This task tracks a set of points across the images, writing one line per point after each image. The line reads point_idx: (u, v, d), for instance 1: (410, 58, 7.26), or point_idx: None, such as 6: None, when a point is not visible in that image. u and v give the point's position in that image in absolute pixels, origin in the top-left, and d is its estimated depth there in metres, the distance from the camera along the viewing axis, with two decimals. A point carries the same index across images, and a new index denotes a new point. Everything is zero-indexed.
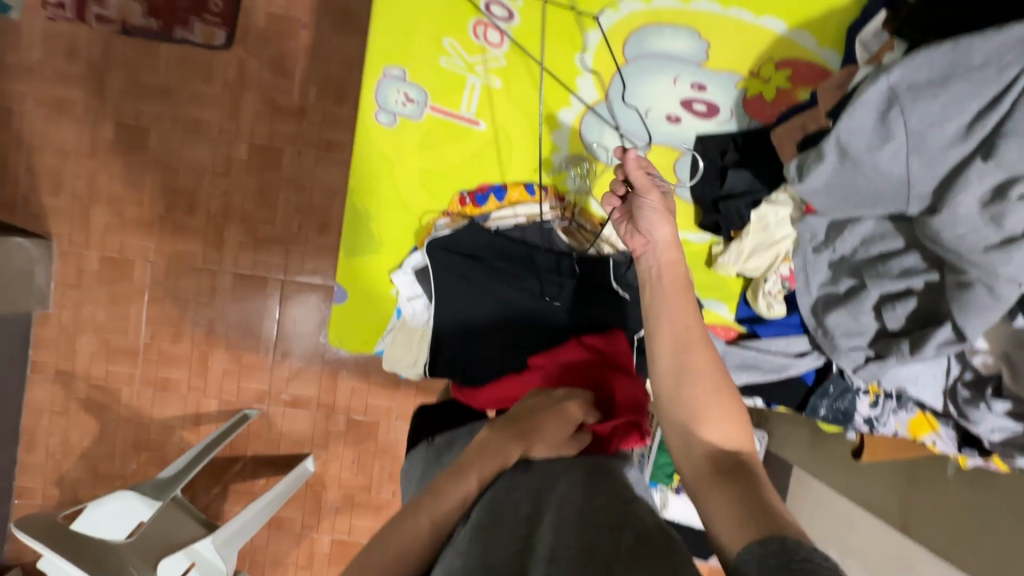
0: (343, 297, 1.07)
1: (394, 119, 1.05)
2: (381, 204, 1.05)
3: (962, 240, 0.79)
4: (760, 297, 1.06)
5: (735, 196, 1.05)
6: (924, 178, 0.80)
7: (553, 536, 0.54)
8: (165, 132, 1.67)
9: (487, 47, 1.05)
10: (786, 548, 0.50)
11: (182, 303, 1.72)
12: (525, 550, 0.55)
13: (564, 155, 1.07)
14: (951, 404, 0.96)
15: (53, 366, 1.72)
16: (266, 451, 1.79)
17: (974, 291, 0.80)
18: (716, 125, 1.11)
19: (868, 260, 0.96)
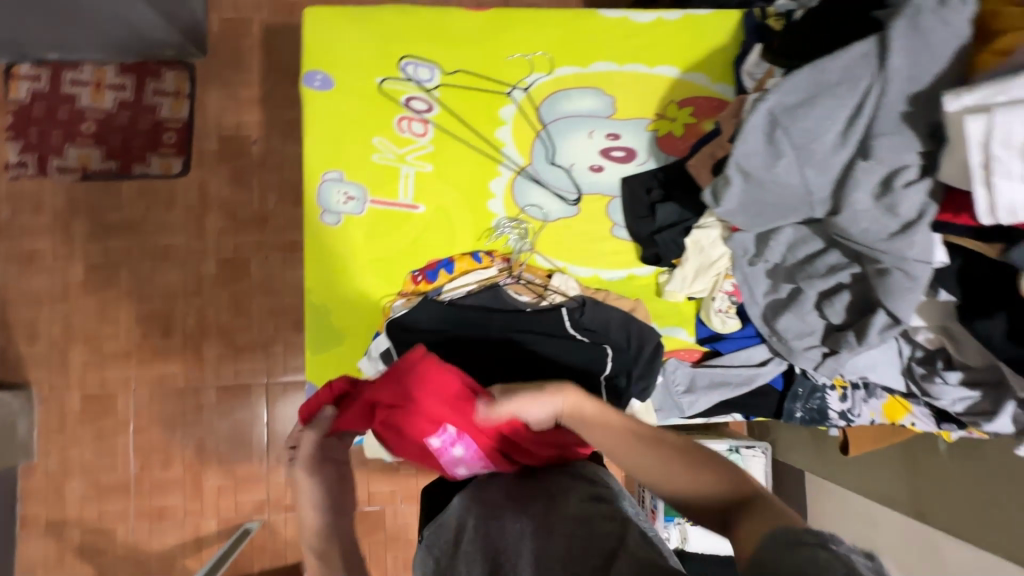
0: (314, 394, 1.10)
1: (339, 218, 1.12)
2: (339, 298, 1.11)
3: (867, 232, 0.85)
4: (713, 315, 1.12)
5: (669, 227, 1.13)
6: (820, 183, 0.88)
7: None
8: (135, 263, 1.73)
9: (413, 138, 1.14)
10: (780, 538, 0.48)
11: (170, 426, 1.71)
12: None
13: (502, 220, 1.14)
14: (912, 383, 0.99)
15: (44, 517, 1.67)
16: (274, 564, 1.72)
17: (893, 276, 0.86)
18: (636, 166, 1.19)
19: (797, 263, 1.00)
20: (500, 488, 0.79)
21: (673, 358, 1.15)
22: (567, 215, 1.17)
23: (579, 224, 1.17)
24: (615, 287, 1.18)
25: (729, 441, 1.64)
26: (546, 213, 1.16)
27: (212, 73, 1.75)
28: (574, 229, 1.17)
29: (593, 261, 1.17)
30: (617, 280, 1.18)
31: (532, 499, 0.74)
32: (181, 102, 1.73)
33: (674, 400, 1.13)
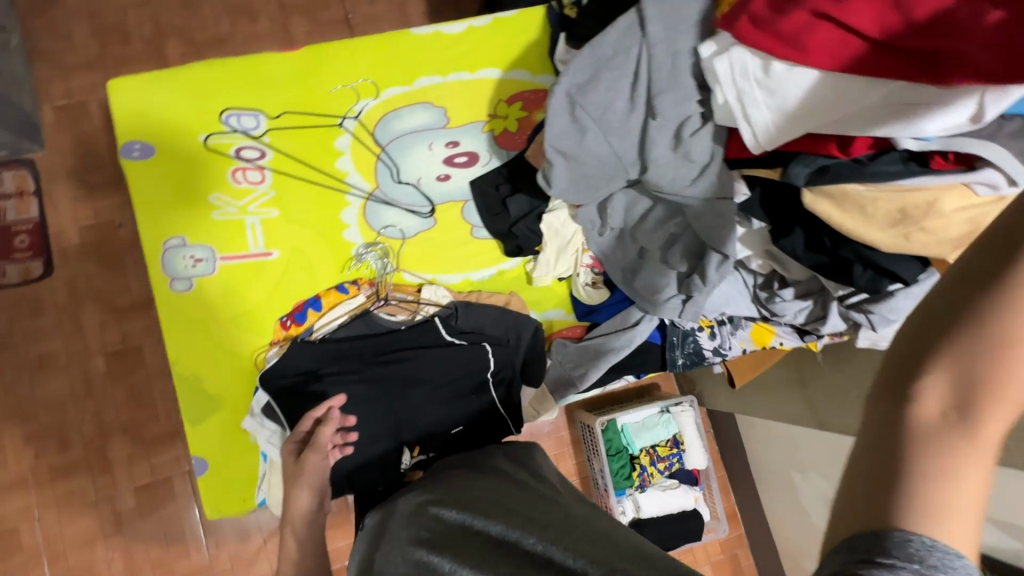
0: (205, 467, 1.05)
1: (191, 282, 1.08)
2: (210, 363, 1.07)
3: (674, 183, 0.94)
4: (582, 289, 1.19)
5: (523, 218, 1.16)
6: (626, 148, 0.96)
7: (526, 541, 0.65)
8: (9, 381, 1.50)
9: (251, 187, 1.13)
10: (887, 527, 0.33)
11: (88, 547, 1.51)
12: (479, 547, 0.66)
13: (360, 247, 1.15)
14: (761, 307, 1.08)
15: None
16: None
17: (706, 216, 0.96)
18: (481, 167, 1.23)
19: (635, 224, 1.08)
20: (435, 481, 0.82)
21: (558, 339, 1.19)
22: (424, 227, 1.19)
23: (439, 232, 1.19)
24: (487, 286, 1.21)
25: (660, 403, 1.71)
26: (403, 231, 1.18)
27: (61, 167, 1.54)
28: (435, 239, 1.19)
29: (458, 266, 1.19)
30: (488, 278, 1.21)
31: (480, 485, 0.78)
32: (27, 200, 1.52)
33: (566, 377, 1.17)
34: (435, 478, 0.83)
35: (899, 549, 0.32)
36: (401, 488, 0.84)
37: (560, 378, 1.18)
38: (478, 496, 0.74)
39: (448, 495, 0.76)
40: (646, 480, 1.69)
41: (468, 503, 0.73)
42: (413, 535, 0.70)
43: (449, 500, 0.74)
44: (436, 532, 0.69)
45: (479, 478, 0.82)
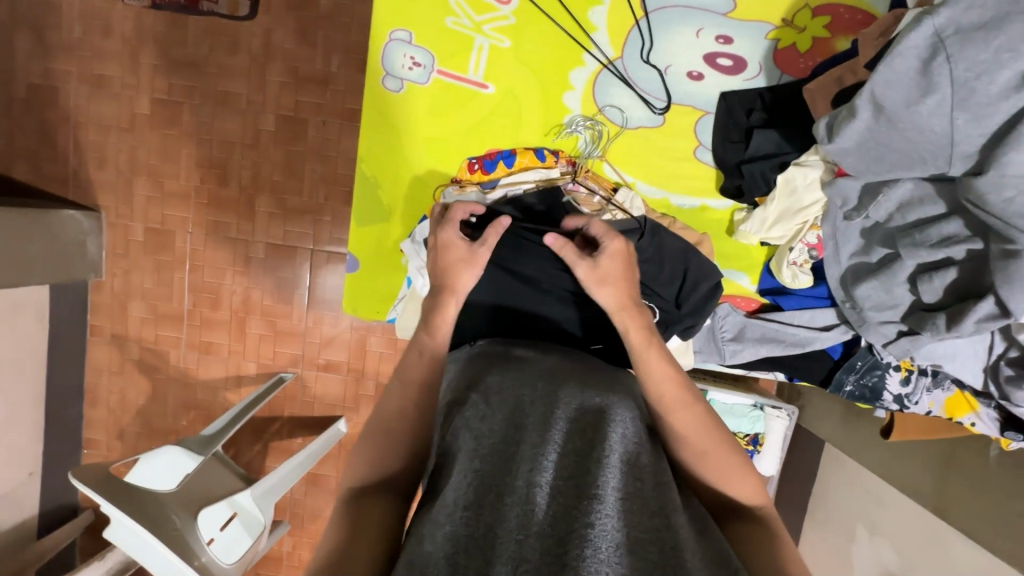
0: (355, 267, 1.09)
1: (402, 85, 1.03)
2: (390, 174, 1.05)
3: (1009, 203, 0.71)
4: (785, 268, 1.01)
5: (761, 158, 0.98)
6: (970, 134, 0.72)
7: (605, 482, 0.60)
8: (197, 106, 1.71)
9: (494, 5, 1.00)
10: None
11: (220, 271, 1.80)
12: (565, 461, 0.63)
13: (576, 117, 1.03)
14: (992, 383, 0.88)
15: (109, 329, 1.84)
16: (303, 413, 1.88)
17: (1020, 261, 0.73)
18: (742, 81, 1.02)
19: (904, 226, 0.87)
20: (558, 362, 0.80)
21: (728, 303, 1.08)
22: (649, 124, 1.04)
23: (661, 137, 1.04)
24: (683, 216, 1.07)
25: (756, 397, 1.59)
26: (626, 118, 1.03)
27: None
28: (653, 142, 1.04)
29: (664, 180, 1.06)
30: (688, 209, 1.07)
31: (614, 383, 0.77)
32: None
33: (717, 344, 1.07)
34: (566, 365, 0.80)
35: None
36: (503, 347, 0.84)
37: (710, 343, 1.08)
38: (609, 391, 0.73)
39: (584, 381, 0.76)
40: None
41: (596, 395, 0.72)
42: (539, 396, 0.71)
43: (569, 387, 0.73)
44: (562, 407, 0.69)
45: (609, 374, 0.80)
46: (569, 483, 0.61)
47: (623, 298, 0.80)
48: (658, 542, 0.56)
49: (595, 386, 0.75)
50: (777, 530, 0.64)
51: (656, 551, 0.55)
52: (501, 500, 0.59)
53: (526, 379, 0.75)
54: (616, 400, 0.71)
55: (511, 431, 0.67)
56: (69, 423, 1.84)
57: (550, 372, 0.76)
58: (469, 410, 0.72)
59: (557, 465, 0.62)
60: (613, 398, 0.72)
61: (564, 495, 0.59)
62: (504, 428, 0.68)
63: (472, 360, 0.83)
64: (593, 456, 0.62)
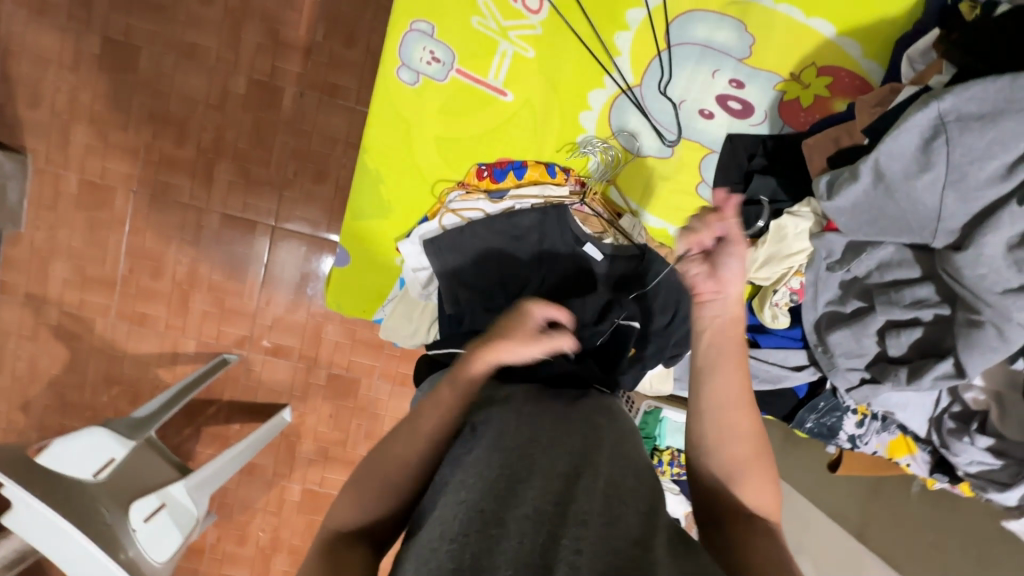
0: (345, 261, 1.05)
1: (417, 78, 0.98)
2: (393, 168, 1.01)
3: (981, 280, 0.79)
4: (767, 308, 1.06)
5: (757, 202, 1.04)
6: (955, 212, 0.80)
7: (588, 505, 0.55)
8: (158, 53, 1.55)
9: (524, 13, 0.97)
10: None
11: (166, 237, 1.64)
12: (552, 488, 0.57)
13: (590, 138, 1.04)
14: (935, 433, 0.99)
15: (23, 288, 1.63)
16: (243, 398, 1.75)
17: (983, 331, 0.81)
18: (749, 126, 1.07)
19: (881, 284, 0.94)
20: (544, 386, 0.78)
21: None
22: (658, 155, 1.06)
23: (667, 168, 1.07)
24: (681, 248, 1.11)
25: None
26: (638, 145, 1.05)
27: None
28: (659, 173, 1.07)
29: (664, 212, 1.09)
30: None
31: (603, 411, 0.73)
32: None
33: None
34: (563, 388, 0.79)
35: None
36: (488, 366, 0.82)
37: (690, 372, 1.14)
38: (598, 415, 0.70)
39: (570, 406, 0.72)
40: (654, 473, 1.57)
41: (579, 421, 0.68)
42: (522, 419, 0.67)
43: (545, 411, 0.69)
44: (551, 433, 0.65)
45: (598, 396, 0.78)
46: (555, 508, 0.55)
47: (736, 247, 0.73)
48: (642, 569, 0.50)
49: (577, 411, 0.71)
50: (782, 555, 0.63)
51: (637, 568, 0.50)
52: (488, 530, 0.53)
53: (502, 406, 0.70)
54: (600, 424, 0.68)
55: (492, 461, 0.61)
56: None
57: (537, 398, 0.73)
58: (442, 430, 0.69)
59: (543, 494, 0.56)
60: (597, 421, 0.68)
61: (550, 519, 0.54)
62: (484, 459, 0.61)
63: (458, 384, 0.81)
64: (581, 482, 0.58)
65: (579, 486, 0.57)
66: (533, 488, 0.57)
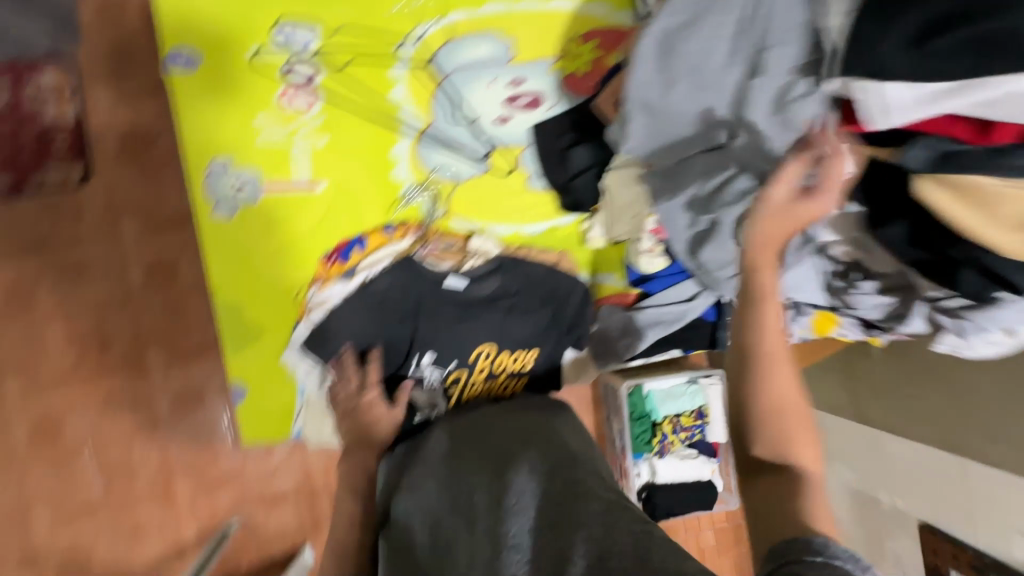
0: (243, 394, 1.09)
1: (234, 209, 1.04)
2: (251, 295, 1.06)
3: (766, 153, 0.83)
4: (640, 256, 1.13)
5: (585, 172, 1.08)
6: (715, 108, 0.85)
7: (516, 532, 0.64)
8: (53, 282, 1.46)
9: (299, 112, 1.05)
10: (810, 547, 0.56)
11: (125, 443, 1.52)
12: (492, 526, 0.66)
13: (410, 188, 1.10)
14: (833, 296, 1.00)
15: (14, 551, 1.48)
16: (262, 558, 1.62)
17: None
18: (545, 111, 1.12)
19: (710, 192, 0.97)
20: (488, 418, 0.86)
21: (606, 304, 1.17)
22: (477, 173, 1.12)
23: (493, 179, 1.13)
24: (539, 241, 1.16)
25: (687, 373, 1.71)
26: (455, 174, 1.11)
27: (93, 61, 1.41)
28: (486, 187, 1.13)
29: (510, 217, 1.14)
30: (540, 234, 1.16)
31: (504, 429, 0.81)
32: (67, 98, 1.39)
33: (609, 344, 1.16)
34: (511, 411, 0.87)
35: (813, 552, 0.55)
36: (435, 423, 0.91)
37: (605, 346, 1.17)
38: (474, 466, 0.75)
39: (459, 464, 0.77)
40: (666, 447, 1.71)
41: (485, 480, 0.72)
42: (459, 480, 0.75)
43: (471, 450, 0.78)
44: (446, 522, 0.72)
45: (529, 420, 0.83)
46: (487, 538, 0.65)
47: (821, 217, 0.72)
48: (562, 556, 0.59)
49: (497, 440, 0.79)
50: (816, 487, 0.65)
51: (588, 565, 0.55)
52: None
53: (424, 472, 0.80)
54: (532, 443, 0.76)
55: (451, 516, 0.72)
56: None
57: (452, 445, 0.81)
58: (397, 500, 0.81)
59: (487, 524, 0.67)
60: (531, 442, 0.76)
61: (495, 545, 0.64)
62: (449, 523, 0.72)
63: (415, 443, 0.89)
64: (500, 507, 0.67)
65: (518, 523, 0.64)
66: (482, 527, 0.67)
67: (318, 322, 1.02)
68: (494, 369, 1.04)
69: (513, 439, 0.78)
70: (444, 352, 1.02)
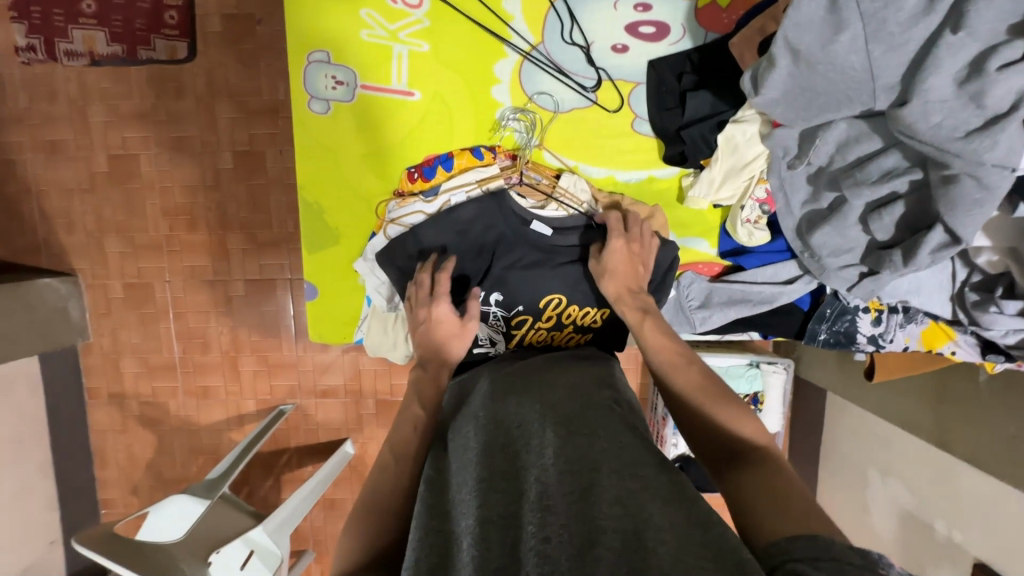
0: (315, 293, 1.12)
1: (328, 106, 1.02)
2: (333, 197, 1.06)
3: (938, 130, 0.69)
4: (740, 227, 1.01)
5: (698, 121, 0.96)
6: (888, 66, 0.71)
7: (544, 488, 0.55)
8: (153, 155, 1.54)
9: (406, 10, 0.98)
10: (819, 543, 0.46)
11: (203, 315, 1.64)
12: (515, 477, 0.59)
13: (507, 111, 1.03)
14: (960, 311, 0.88)
15: (106, 389, 1.68)
16: (309, 441, 1.76)
17: (960, 185, 0.71)
18: (668, 46, 1.00)
19: (845, 167, 0.85)
20: (540, 373, 0.77)
21: (690, 271, 1.08)
22: (581, 105, 1.03)
23: (595, 114, 1.03)
24: (632, 190, 1.07)
25: (750, 355, 1.61)
26: (557, 102, 1.03)
27: None
28: (586, 122, 1.04)
29: (606, 160, 1.05)
30: (635, 182, 1.07)
31: (534, 389, 0.72)
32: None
33: (685, 314, 1.07)
34: (560, 368, 0.79)
35: (809, 543, 0.47)
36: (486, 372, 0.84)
37: (679, 315, 1.09)
38: (486, 426, 0.67)
39: (471, 431, 0.69)
40: None
41: (518, 429, 0.65)
42: (490, 423, 0.67)
43: (511, 402, 0.70)
44: (445, 496, 0.62)
45: (580, 382, 0.73)
46: (505, 489, 0.57)
47: (620, 289, 0.89)
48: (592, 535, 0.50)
49: (541, 395, 0.71)
50: (783, 469, 0.60)
51: (619, 542, 0.48)
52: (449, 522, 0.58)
53: (462, 420, 0.73)
54: (578, 404, 0.67)
55: (466, 462, 0.64)
56: (84, 485, 1.70)
57: (493, 396, 0.74)
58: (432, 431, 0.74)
59: (511, 473, 0.59)
60: (579, 403, 0.67)
61: (514, 499, 0.56)
62: (462, 460, 0.66)
63: (462, 392, 0.82)
64: (529, 463, 0.59)
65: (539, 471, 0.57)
66: (501, 475, 0.59)
67: (394, 237, 1.00)
68: (561, 319, 0.99)
69: (560, 395, 0.70)
70: (513, 292, 0.99)
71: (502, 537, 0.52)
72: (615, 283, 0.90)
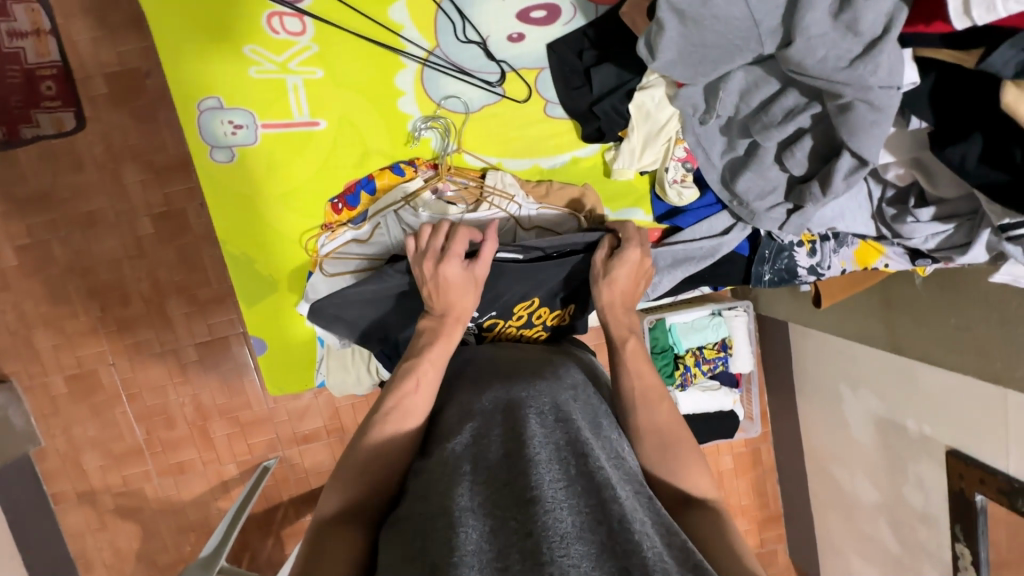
0: (263, 347, 1.08)
1: (232, 153, 0.97)
2: (259, 244, 1.02)
3: (825, 63, 0.72)
4: (669, 188, 1.04)
5: (608, 94, 0.96)
6: (768, 10, 0.73)
7: (545, 473, 0.55)
8: (64, 236, 1.44)
9: (291, 39, 0.94)
10: None
11: (160, 390, 1.56)
12: (511, 457, 0.58)
13: (417, 122, 1.01)
14: (883, 227, 0.92)
15: (73, 491, 1.58)
16: (301, 490, 1.70)
17: (855, 111, 0.74)
18: (561, 27, 0.98)
19: (752, 114, 0.87)
20: (516, 363, 0.79)
21: None
22: (490, 101, 1.02)
23: (506, 107, 1.03)
24: (559, 175, 1.09)
25: (711, 305, 1.65)
26: (466, 103, 1.02)
27: None
28: (499, 117, 1.03)
29: (527, 151, 1.06)
30: (561, 166, 1.08)
31: (516, 381, 0.73)
32: (44, 40, 1.32)
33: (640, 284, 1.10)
34: (543, 360, 0.81)
35: None
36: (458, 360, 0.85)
37: None
38: (469, 414, 0.67)
39: (453, 417, 0.69)
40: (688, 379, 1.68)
41: (510, 414, 0.65)
42: (478, 411, 0.67)
43: (499, 391, 0.70)
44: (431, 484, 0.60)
45: (559, 374, 0.75)
46: (501, 472, 0.57)
47: (616, 298, 0.85)
48: (606, 524, 0.52)
49: (527, 386, 0.71)
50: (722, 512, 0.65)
51: (605, 529, 0.51)
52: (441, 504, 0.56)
53: (441, 412, 0.71)
54: (565, 399, 0.69)
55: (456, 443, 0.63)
56: None
57: (475, 387, 0.73)
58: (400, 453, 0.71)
59: (508, 453, 0.59)
60: (563, 394, 0.70)
61: (512, 478, 0.56)
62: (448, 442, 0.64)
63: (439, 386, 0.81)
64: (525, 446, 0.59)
65: (540, 456, 0.58)
66: (501, 458, 0.59)
67: (333, 274, 0.99)
68: (531, 320, 0.97)
69: (546, 389, 0.71)
70: None
71: (500, 519, 0.52)
72: (611, 292, 0.86)
